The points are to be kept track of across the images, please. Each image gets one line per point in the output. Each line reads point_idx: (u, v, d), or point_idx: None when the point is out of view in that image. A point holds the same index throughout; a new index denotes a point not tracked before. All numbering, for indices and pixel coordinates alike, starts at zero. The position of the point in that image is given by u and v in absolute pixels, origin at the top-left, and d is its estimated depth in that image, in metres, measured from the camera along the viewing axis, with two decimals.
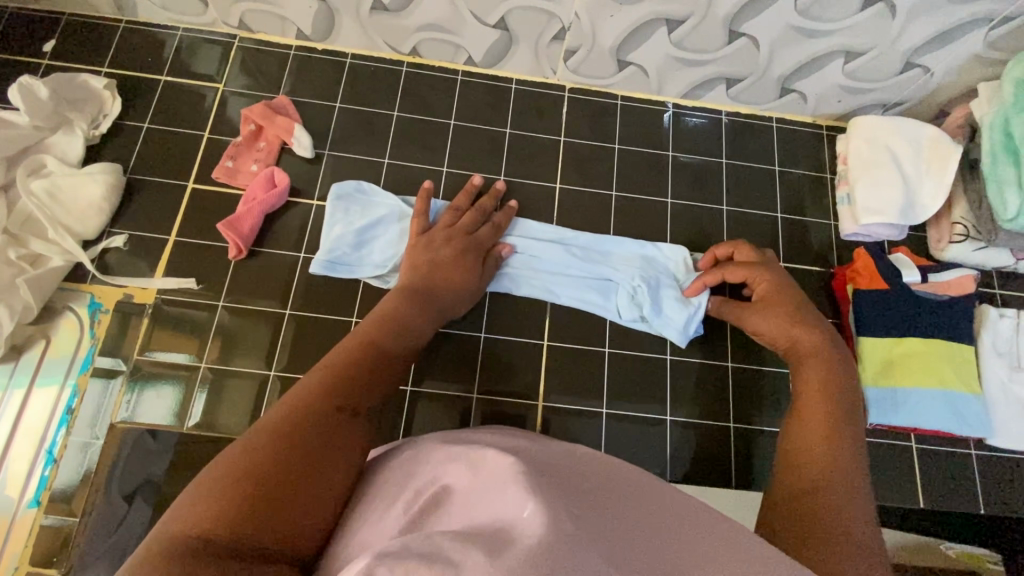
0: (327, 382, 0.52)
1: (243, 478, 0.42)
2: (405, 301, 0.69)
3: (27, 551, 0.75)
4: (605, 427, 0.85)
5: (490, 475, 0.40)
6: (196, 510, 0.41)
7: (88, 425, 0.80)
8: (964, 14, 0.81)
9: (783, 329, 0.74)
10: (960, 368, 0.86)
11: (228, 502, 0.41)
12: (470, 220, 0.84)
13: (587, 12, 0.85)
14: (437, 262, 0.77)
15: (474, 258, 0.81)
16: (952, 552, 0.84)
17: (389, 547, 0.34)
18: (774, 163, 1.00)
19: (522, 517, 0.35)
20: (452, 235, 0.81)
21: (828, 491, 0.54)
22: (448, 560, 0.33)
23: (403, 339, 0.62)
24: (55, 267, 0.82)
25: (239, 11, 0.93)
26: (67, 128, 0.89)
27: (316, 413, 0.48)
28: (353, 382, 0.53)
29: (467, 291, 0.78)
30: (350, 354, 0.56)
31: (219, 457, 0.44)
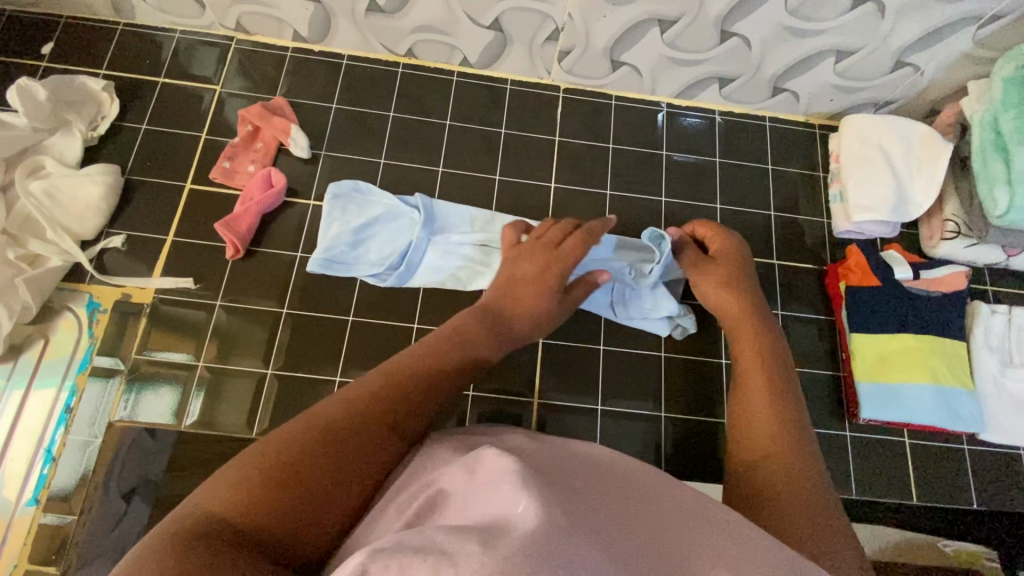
0: (375, 390, 0.51)
1: (272, 468, 0.43)
2: (472, 318, 0.66)
3: (25, 550, 0.75)
4: (600, 424, 0.86)
5: (484, 475, 0.40)
6: (225, 491, 0.42)
7: (86, 424, 0.80)
8: (952, 13, 0.81)
9: (740, 305, 0.79)
10: (952, 364, 0.87)
11: (256, 491, 0.42)
12: (560, 233, 0.80)
13: (580, 13, 0.86)
14: (517, 279, 0.74)
15: (562, 275, 0.75)
16: (949, 549, 0.84)
17: (383, 544, 0.34)
18: (767, 162, 1.01)
19: (516, 512, 0.35)
20: (538, 248, 0.78)
21: (785, 465, 0.58)
22: (443, 552, 0.32)
23: (467, 356, 0.60)
24: (53, 267, 0.83)
25: (236, 13, 0.94)
26: (65, 130, 0.90)
27: (360, 420, 0.48)
28: (401, 393, 0.52)
29: (546, 314, 0.72)
30: (416, 364, 0.55)
31: (262, 439, 0.46)
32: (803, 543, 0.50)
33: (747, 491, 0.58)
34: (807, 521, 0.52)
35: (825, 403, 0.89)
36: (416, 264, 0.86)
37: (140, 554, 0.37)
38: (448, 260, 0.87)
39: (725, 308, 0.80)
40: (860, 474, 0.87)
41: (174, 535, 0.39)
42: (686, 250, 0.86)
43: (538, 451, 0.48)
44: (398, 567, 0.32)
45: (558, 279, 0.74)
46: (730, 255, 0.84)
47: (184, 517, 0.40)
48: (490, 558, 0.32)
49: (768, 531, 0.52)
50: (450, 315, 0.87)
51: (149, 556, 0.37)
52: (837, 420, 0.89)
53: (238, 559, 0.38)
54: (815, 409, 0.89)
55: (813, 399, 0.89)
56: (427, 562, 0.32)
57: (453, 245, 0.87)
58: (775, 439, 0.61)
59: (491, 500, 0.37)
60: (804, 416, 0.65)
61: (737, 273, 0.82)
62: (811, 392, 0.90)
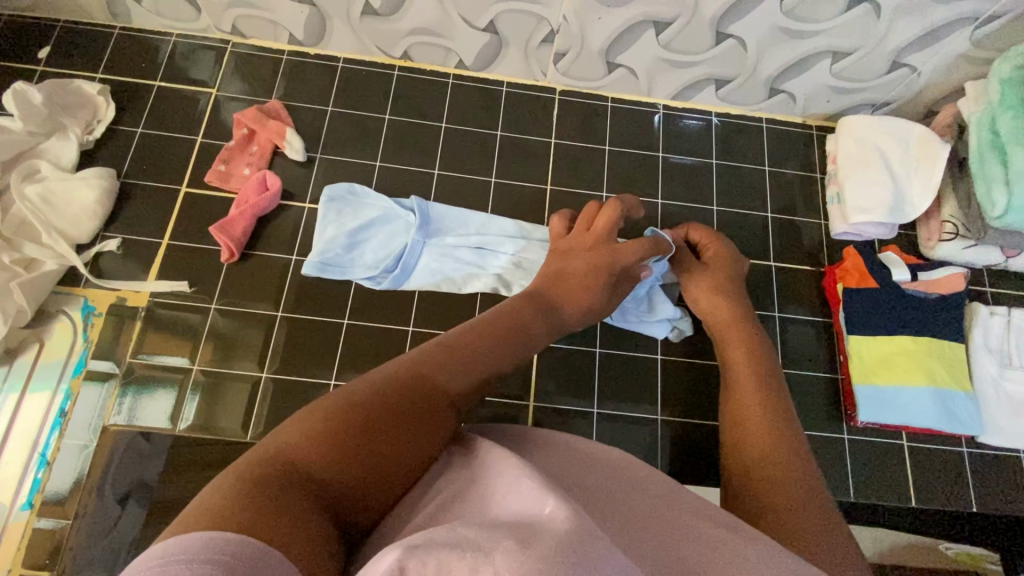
0: (442, 363, 0.51)
1: (344, 425, 0.43)
2: (529, 302, 0.66)
3: (19, 554, 0.75)
4: (596, 427, 0.85)
5: (506, 476, 0.42)
6: (296, 438, 0.42)
7: (81, 427, 0.80)
8: (948, 14, 0.81)
9: (732, 315, 0.79)
10: (951, 366, 0.86)
11: (328, 444, 0.42)
12: (606, 223, 0.79)
13: (575, 14, 0.86)
14: (568, 270, 0.74)
15: (612, 273, 0.74)
16: (951, 551, 0.84)
17: (413, 539, 0.32)
18: (763, 164, 1.01)
19: (545, 512, 0.35)
20: (591, 243, 0.77)
21: (785, 468, 0.58)
22: (478, 547, 0.32)
23: (525, 340, 0.60)
24: (48, 271, 0.83)
25: (231, 17, 0.94)
26: (61, 134, 0.90)
27: (423, 391, 0.48)
28: (464, 372, 0.52)
29: (593, 307, 0.72)
30: (476, 340, 0.55)
31: (325, 395, 0.46)
32: (812, 552, 0.49)
33: (750, 497, 0.57)
34: (816, 527, 0.51)
35: (823, 406, 0.89)
36: (411, 266, 0.86)
37: (216, 488, 0.37)
38: (444, 263, 0.87)
39: (718, 319, 0.80)
40: (858, 477, 0.86)
41: (247, 473, 0.39)
42: (681, 254, 0.85)
43: (541, 461, 0.51)
44: (437, 565, 0.30)
45: (608, 274, 0.74)
46: (723, 261, 0.84)
47: (255, 457, 0.41)
48: (528, 556, 0.31)
49: (778, 540, 0.51)
50: (445, 318, 0.87)
51: (226, 490, 0.37)
52: (835, 422, 0.88)
53: (308, 511, 0.38)
54: (813, 412, 0.88)
55: (810, 402, 0.89)
56: (466, 559, 0.31)
57: (448, 247, 0.87)
58: (770, 444, 0.61)
59: (515, 498, 0.38)
60: (795, 421, 0.65)
61: (725, 270, 0.83)
62: (809, 395, 0.89)
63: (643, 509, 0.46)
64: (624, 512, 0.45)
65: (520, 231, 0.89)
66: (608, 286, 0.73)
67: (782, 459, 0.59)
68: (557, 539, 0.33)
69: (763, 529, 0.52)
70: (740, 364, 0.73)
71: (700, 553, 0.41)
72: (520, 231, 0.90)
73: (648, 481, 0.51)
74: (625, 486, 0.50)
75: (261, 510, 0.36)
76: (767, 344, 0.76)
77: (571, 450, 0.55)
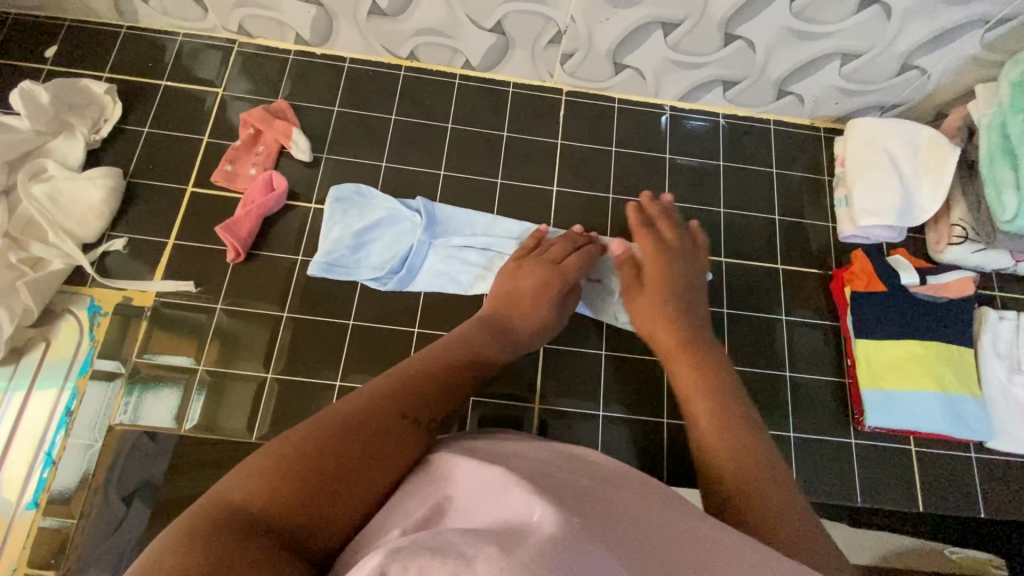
0: (399, 394, 0.53)
1: (297, 460, 0.45)
2: (477, 323, 0.71)
3: (25, 552, 0.75)
4: (602, 429, 0.85)
5: (491, 486, 0.43)
6: (247, 484, 0.43)
7: (86, 427, 0.80)
8: (958, 16, 0.80)
9: (673, 309, 0.77)
10: (960, 371, 0.86)
11: (282, 486, 0.43)
12: (559, 249, 0.83)
13: (583, 16, 0.85)
14: (519, 289, 0.78)
15: (559, 291, 0.79)
16: (954, 555, 0.83)
17: (399, 544, 0.36)
18: (771, 165, 1.00)
19: (534, 519, 0.37)
20: (542, 263, 0.81)
21: (750, 462, 0.56)
22: (461, 554, 0.34)
23: (478, 365, 0.63)
24: (55, 270, 0.83)
25: (238, 16, 0.94)
26: (68, 133, 0.90)
27: (386, 416, 0.50)
28: (423, 393, 0.54)
29: (544, 327, 0.77)
30: (433, 367, 0.58)
31: (281, 434, 0.47)
32: (783, 539, 0.48)
33: (722, 493, 0.55)
34: (783, 515, 0.50)
35: (831, 410, 0.88)
36: (417, 268, 0.86)
37: (165, 543, 0.38)
38: (450, 265, 0.87)
39: (645, 326, 0.79)
40: (866, 481, 0.86)
41: (199, 524, 0.40)
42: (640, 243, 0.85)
43: (527, 459, 0.51)
44: (417, 569, 0.33)
45: (554, 284, 0.79)
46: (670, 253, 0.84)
47: (206, 509, 0.41)
48: (511, 563, 0.33)
49: (766, 541, 0.48)
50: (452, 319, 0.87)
51: (175, 544, 0.38)
52: (841, 426, 0.88)
53: (264, 549, 0.39)
54: (820, 416, 0.88)
55: (817, 405, 0.88)
56: (447, 564, 0.33)
57: (452, 249, 0.87)
58: (723, 439, 0.59)
59: (506, 507, 0.40)
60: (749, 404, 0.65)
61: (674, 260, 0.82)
62: (817, 398, 0.89)
63: (649, 512, 0.46)
64: (630, 514, 0.45)
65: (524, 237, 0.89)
66: (558, 295, 0.78)
67: (738, 447, 0.58)
68: (542, 547, 0.35)
69: (752, 532, 0.49)
70: (688, 360, 0.71)
71: (707, 558, 0.41)
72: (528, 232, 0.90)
73: (654, 486, 0.51)
74: (631, 490, 0.49)
75: (211, 558, 0.37)
76: (707, 331, 0.76)
77: (573, 457, 0.54)
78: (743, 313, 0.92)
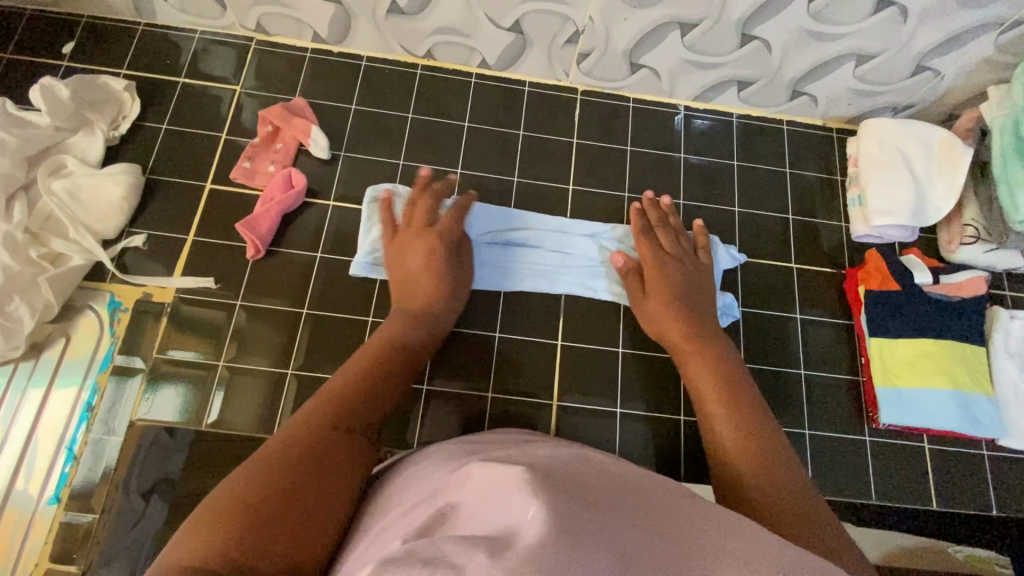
0: (328, 411, 0.57)
1: (244, 506, 0.48)
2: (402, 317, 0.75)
3: (46, 548, 0.75)
4: (620, 426, 0.85)
5: (493, 487, 0.41)
6: (199, 535, 0.46)
7: (107, 422, 0.80)
8: (973, 18, 0.81)
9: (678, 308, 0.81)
10: (973, 370, 0.87)
11: (243, 527, 0.47)
12: (424, 210, 0.85)
13: (601, 15, 0.86)
14: (410, 270, 0.82)
15: (444, 258, 0.82)
16: (959, 555, 0.83)
17: (394, 555, 0.38)
18: (785, 165, 1.01)
19: (524, 520, 0.37)
20: (412, 235, 0.83)
21: (758, 461, 0.61)
22: (450, 564, 0.36)
23: (404, 365, 0.69)
24: (75, 266, 0.83)
25: (256, 14, 0.95)
26: (87, 130, 0.90)
27: (319, 436, 0.55)
28: (349, 404, 0.59)
29: (449, 306, 0.81)
30: (357, 376, 0.63)
31: (220, 489, 0.50)
32: (805, 537, 0.51)
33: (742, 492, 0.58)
34: (800, 514, 0.54)
35: (844, 408, 0.89)
36: None
37: None
38: (487, 261, 0.89)
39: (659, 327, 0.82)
40: (880, 479, 0.86)
41: None
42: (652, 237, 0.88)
43: (563, 463, 0.47)
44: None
45: (445, 254, 0.82)
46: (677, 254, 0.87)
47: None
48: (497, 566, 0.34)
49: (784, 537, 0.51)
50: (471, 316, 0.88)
51: None
52: (855, 424, 0.88)
53: None
54: (834, 413, 0.89)
55: (832, 403, 0.89)
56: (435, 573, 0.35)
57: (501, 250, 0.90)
58: (738, 443, 0.63)
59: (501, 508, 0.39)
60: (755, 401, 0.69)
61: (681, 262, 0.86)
62: (831, 396, 0.89)
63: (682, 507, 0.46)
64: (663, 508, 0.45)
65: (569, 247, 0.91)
66: (449, 260, 0.82)
67: (751, 448, 0.62)
68: (529, 553, 0.35)
69: (772, 528, 0.52)
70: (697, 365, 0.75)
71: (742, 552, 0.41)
72: (559, 227, 0.92)
73: None
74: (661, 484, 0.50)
75: None
76: (713, 326, 0.80)
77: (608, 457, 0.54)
78: (758, 311, 0.93)
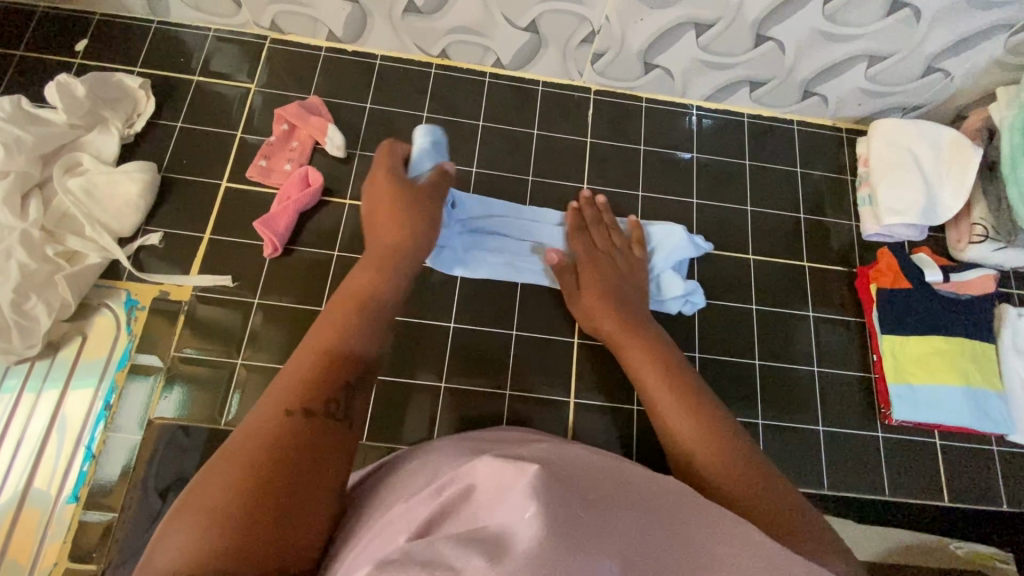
0: (281, 394, 0.51)
1: (219, 508, 0.44)
2: (368, 273, 0.66)
3: (66, 547, 0.75)
4: (636, 424, 0.86)
5: (500, 486, 0.39)
6: (179, 540, 0.43)
7: (125, 421, 0.80)
8: (984, 21, 0.83)
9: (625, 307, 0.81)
10: (982, 366, 0.88)
11: (213, 534, 0.43)
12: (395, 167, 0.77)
13: (617, 15, 0.87)
14: (377, 230, 0.73)
15: (413, 211, 0.74)
16: (960, 551, 0.84)
17: (390, 556, 0.37)
18: (796, 165, 1.02)
19: (523, 519, 0.36)
20: (384, 190, 0.75)
21: (727, 453, 0.59)
22: (449, 566, 0.34)
23: (372, 327, 0.61)
24: (92, 264, 0.83)
25: (272, 13, 0.95)
26: (102, 127, 0.90)
27: (283, 421, 0.49)
28: (309, 383, 0.53)
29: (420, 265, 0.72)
30: (313, 350, 0.56)
31: (195, 490, 0.46)
32: (783, 532, 0.50)
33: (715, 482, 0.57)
34: (780, 507, 0.53)
35: (856, 404, 0.90)
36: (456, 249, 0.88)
37: None
38: (477, 249, 0.89)
39: (608, 333, 0.80)
40: (891, 475, 0.87)
41: None
42: (596, 233, 0.88)
43: (570, 463, 0.46)
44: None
45: (415, 196, 0.75)
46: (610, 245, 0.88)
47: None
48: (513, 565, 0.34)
49: (766, 534, 0.50)
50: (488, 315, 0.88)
51: None
52: (867, 420, 0.89)
53: None
54: (846, 411, 0.90)
55: (844, 401, 0.90)
56: None
57: (479, 239, 0.90)
58: (708, 436, 0.61)
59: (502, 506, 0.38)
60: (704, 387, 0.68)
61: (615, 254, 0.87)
62: (842, 393, 0.90)
63: None
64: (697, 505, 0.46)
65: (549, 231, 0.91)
66: (417, 211, 0.74)
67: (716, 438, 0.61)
68: (528, 558, 0.34)
69: (758, 527, 0.51)
70: (652, 355, 0.73)
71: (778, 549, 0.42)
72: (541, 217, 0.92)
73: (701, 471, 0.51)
74: None
75: None
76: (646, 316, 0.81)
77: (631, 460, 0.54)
78: (770, 310, 0.94)
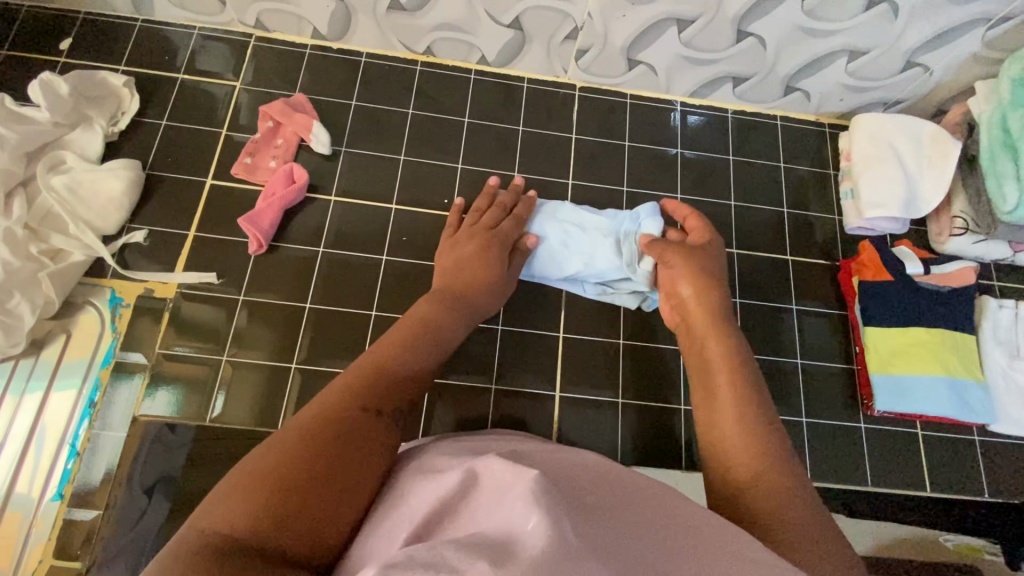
0: (353, 388, 0.54)
1: (278, 478, 0.44)
2: (438, 305, 0.71)
3: (51, 545, 0.75)
4: (621, 417, 0.87)
5: (501, 490, 0.39)
6: (233, 500, 0.43)
7: (111, 418, 0.80)
8: (962, 15, 0.84)
9: (695, 288, 0.75)
10: (964, 356, 0.89)
11: (267, 504, 0.43)
12: (492, 216, 0.86)
13: (600, 12, 0.87)
14: (460, 261, 0.81)
15: (498, 253, 0.81)
16: (950, 544, 0.85)
17: (393, 558, 0.33)
18: (779, 159, 1.03)
19: (526, 527, 0.34)
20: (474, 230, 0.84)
21: (759, 459, 0.55)
22: (451, 568, 0.32)
23: (433, 352, 0.64)
24: (76, 262, 0.83)
25: (256, 11, 0.95)
26: (85, 125, 0.90)
27: (351, 415, 0.51)
28: (383, 388, 0.56)
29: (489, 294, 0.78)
30: (383, 356, 0.60)
31: (256, 454, 0.46)
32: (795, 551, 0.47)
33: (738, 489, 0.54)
34: (800, 526, 0.49)
35: (839, 396, 0.91)
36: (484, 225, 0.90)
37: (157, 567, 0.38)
38: None
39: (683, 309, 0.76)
40: (874, 466, 0.88)
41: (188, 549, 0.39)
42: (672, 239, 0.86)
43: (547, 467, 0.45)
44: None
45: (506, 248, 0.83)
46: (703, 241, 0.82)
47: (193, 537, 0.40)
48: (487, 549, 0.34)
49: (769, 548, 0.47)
50: None
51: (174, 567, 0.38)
52: (851, 411, 0.90)
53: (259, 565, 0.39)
54: (829, 403, 0.91)
55: (827, 392, 0.91)
56: None
57: None
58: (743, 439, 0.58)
59: (500, 514, 0.37)
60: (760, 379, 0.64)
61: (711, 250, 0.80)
62: (826, 385, 0.91)
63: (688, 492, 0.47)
64: (673, 493, 0.46)
65: (611, 227, 0.89)
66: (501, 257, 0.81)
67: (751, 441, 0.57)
68: (533, 562, 0.32)
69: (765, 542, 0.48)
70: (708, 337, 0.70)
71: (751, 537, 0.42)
72: None
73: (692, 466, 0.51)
74: None
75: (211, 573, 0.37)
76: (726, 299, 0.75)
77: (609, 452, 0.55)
78: (754, 303, 0.94)
